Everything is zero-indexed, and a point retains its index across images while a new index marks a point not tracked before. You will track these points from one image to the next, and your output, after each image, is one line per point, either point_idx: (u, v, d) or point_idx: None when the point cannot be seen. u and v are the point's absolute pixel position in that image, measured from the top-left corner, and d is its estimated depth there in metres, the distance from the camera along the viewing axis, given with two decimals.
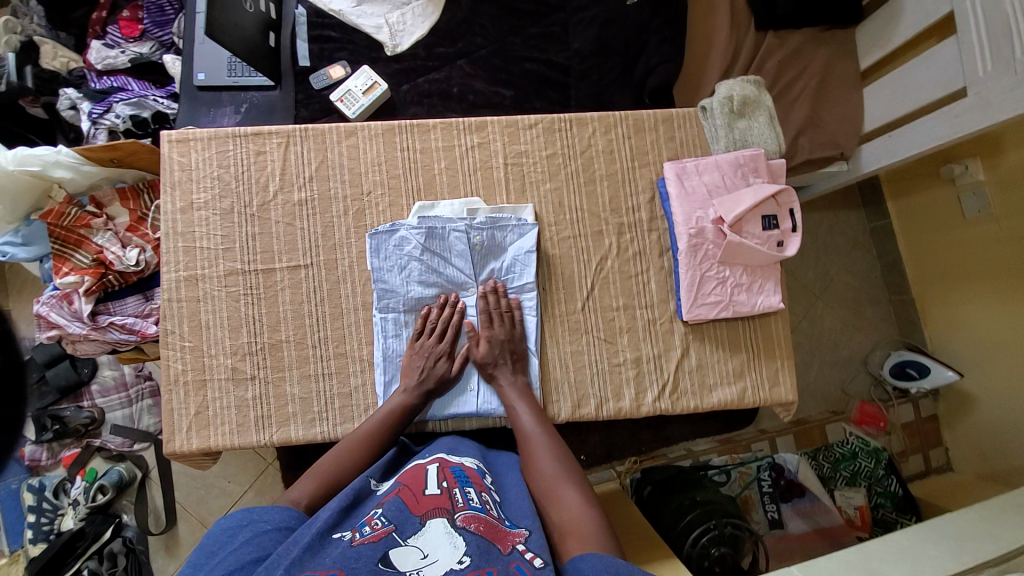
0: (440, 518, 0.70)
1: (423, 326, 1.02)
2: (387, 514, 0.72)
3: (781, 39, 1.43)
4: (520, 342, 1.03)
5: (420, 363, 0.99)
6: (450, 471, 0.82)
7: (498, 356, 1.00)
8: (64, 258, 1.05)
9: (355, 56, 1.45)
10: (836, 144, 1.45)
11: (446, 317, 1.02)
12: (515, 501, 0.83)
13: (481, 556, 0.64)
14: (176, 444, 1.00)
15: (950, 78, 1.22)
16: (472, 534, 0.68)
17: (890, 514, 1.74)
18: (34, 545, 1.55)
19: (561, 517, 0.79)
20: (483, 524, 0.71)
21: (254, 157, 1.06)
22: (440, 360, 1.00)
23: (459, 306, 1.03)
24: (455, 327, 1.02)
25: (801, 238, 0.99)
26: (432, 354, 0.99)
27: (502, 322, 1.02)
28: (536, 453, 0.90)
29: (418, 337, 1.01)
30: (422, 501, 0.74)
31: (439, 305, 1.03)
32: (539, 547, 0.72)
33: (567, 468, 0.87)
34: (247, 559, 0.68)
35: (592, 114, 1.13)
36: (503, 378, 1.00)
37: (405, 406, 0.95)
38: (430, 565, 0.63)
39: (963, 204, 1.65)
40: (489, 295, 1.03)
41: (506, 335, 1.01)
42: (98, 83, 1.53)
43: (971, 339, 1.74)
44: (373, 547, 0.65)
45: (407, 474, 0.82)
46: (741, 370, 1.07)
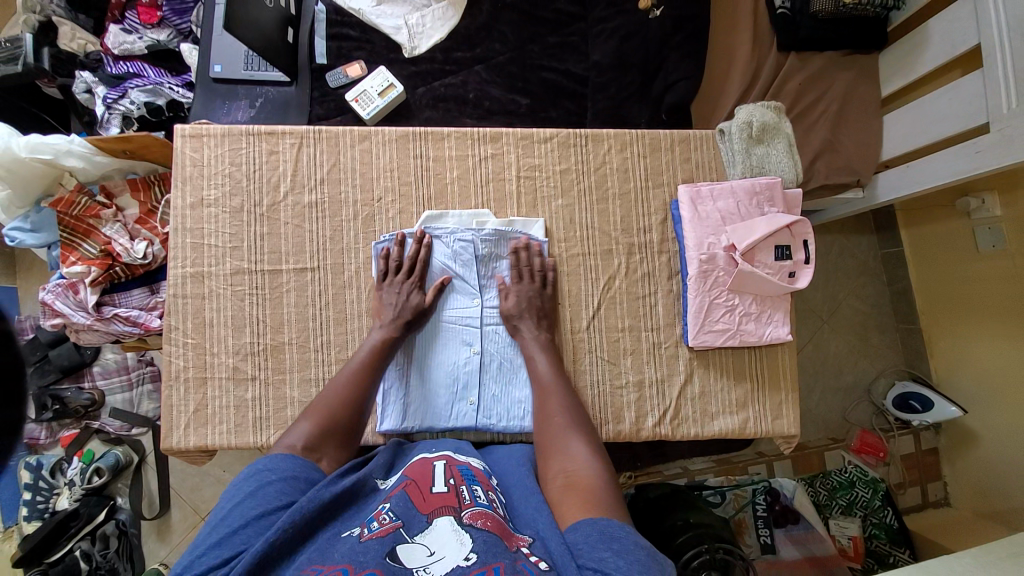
0: (446, 516, 0.67)
1: (387, 265, 1.01)
2: (394, 509, 0.68)
3: (803, 62, 1.41)
4: (549, 301, 1.03)
5: (390, 300, 0.99)
6: (456, 469, 0.82)
7: (524, 310, 1.01)
8: (72, 247, 1.05)
9: (373, 57, 1.44)
10: (854, 172, 1.43)
11: (412, 253, 1.02)
12: (525, 497, 0.78)
13: (488, 552, 0.61)
14: (174, 440, 1.00)
15: (973, 112, 1.19)
16: (479, 530, 0.65)
17: (883, 547, 1.73)
18: (29, 523, 1.57)
19: (567, 464, 0.80)
20: (491, 521, 0.68)
21: (266, 157, 1.05)
22: (412, 293, 1.00)
23: (426, 241, 1.02)
24: (422, 261, 1.02)
25: (813, 271, 0.98)
26: (402, 289, 0.99)
27: (531, 279, 1.03)
28: (552, 403, 0.92)
29: (384, 277, 1.01)
30: (429, 498, 0.71)
31: (402, 244, 1.02)
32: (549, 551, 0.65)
33: (578, 423, 0.88)
34: (251, 515, 0.64)
35: (609, 131, 1.11)
36: (526, 331, 1.00)
37: (385, 341, 0.96)
38: (437, 561, 0.60)
39: (977, 238, 1.62)
40: (530, 253, 1.04)
41: (536, 290, 1.02)
42: (114, 67, 1.53)
43: (977, 374, 1.71)
44: (380, 543, 0.62)
45: (412, 470, 0.81)
46: (744, 400, 1.06)
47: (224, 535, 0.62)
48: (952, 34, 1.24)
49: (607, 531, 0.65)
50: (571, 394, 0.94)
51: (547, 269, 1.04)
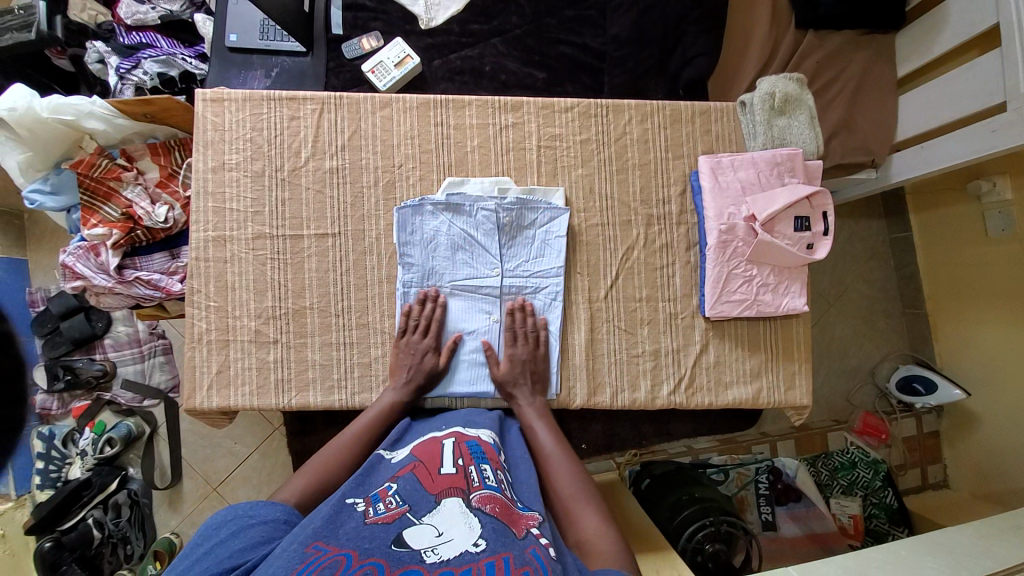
0: (455, 497, 0.70)
1: (406, 323, 1.01)
2: (401, 493, 0.71)
3: (822, 39, 1.40)
4: (542, 363, 1.02)
5: (407, 361, 0.99)
6: (465, 446, 0.83)
7: (519, 376, 1.00)
8: (92, 210, 1.05)
9: (389, 28, 1.43)
10: (869, 151, 1.43)
11: (429, 313, 1.01)
12: (530, 482, 0.83)
13: (497, 541, 0.63)
14: (196, 400, 1.01)
15: (991, 91, 1.19)
16: (487, 515, 0.68)
17: (882, 525, 1.76)
18: (41, 492, 1.59)
19: (579, 537, 0.78)
20: (499, 506, 0.71)
21: (288, 122, 1.05)
22: (427, 354, 0.99)
23: (442, 301, 1.02)
24: (438, 321, 1.01)
25: (832, 242, 0.99)
26: (418, 351, 0.99)
27: (527, 341, 1.02)
28: (554, 470, 0.89)
29: (403, 336, 1.01)
30: (436, 479, 0.74)
31: (422, 303, 1.01)
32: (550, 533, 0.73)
33: (583, 486, 0.86)
34: (233, 551, 0.66)
35: (629, 101, 1.11)
36: (522, 398, 0.99)
37: (395, 404, 0.96)
38: (445, 542, 0.63)
39: (987, 223, 1.63)
40: (517, 313, 1.03)
41: (529, 354, 1.01)
42: (126, 37, 1.50)
43: (983, 359, 1.72)
44: (387, 529, 0.65)
45: (422, 451, 0.83)
46: (758, 370, 1.07)
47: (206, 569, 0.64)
48: (970, 14, 1.23)
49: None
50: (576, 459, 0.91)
51: (539, 330, 1.03)
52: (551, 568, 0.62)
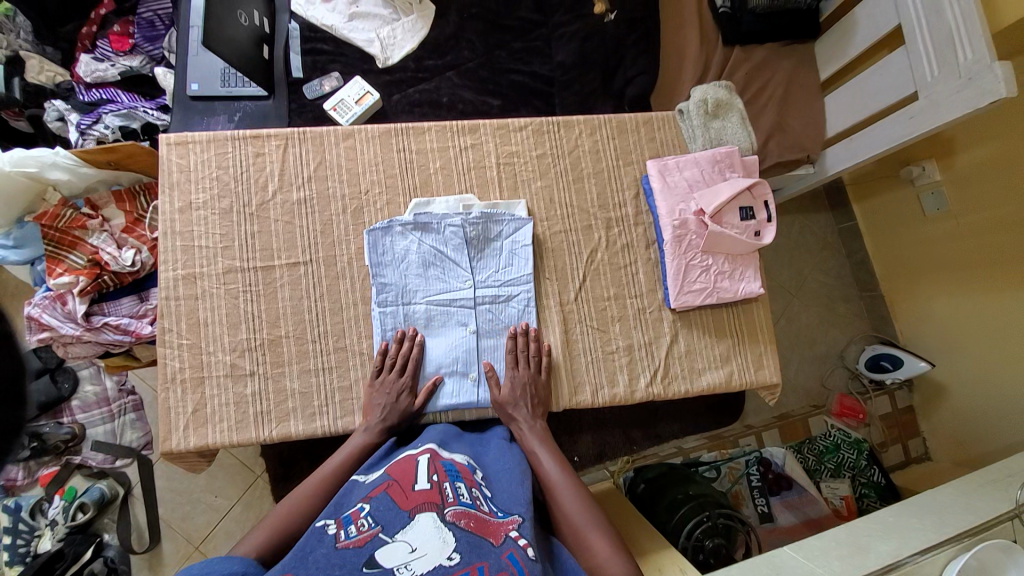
0: (429, 512, 0.71)
1: (383, 361, 1.02)
2: (373, 515, 0.71)
3: (747, 53, 1.55)
4: (543, 387, 1.05)
5: (380, 399, 0.99)
6: (440, 464, 0.84)
7: (520, 398, 1.02)
8: (58, 259, 1.05)
9: (348, 68, 1.50)
10: (803, 148, 1.56)
11: (405, 352, 1.03)
12: (508, 491, 0.85)
13: (472, 552, 0.66)
14: (173, 443, 0.99)
15: (902, 84, 1.33)
16: (461, 529, 0.69)
17: (874, 505, 1.78)
18: (9, 568, 1.45)
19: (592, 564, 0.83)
20: (473, 520, 0.72)
21: (253, 159, 1.08)
22: (403, 395, 1.00)
23: (419, 340, 1.04)
24: (415, 360, 1.02)
25: (776, 227, 1.07)
26: (393, 389, 1.00)
27: (529, 365, 1.05)
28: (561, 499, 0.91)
29: (378, 374, 1.02)
30: (410, 496, 0.74)
31: (401, 341, 1.04)
32: (531, 534, 0.76)
33: (590, 511, 0.89)
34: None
35: (578, 117, 1.19)
36: (522, 420, 1.01)
37: (363, 446, 0.95)
38: (419, 559, 0.63)
39: (923, 203, 1.77)
40: (518, 337, 1.07)
41: (530, 377, 1.04)
42: (86, 94, 1.54)
43: (941, 330, 1.83)
44: (358, 552, 0.64)
45: (396, 469, 0.83)
46: (728, 354, 1.12)
47: None
48: (875, 17, 1.39)
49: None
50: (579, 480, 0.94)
51: (543, 355, 1.06)
52: (528, 569, 0.67)
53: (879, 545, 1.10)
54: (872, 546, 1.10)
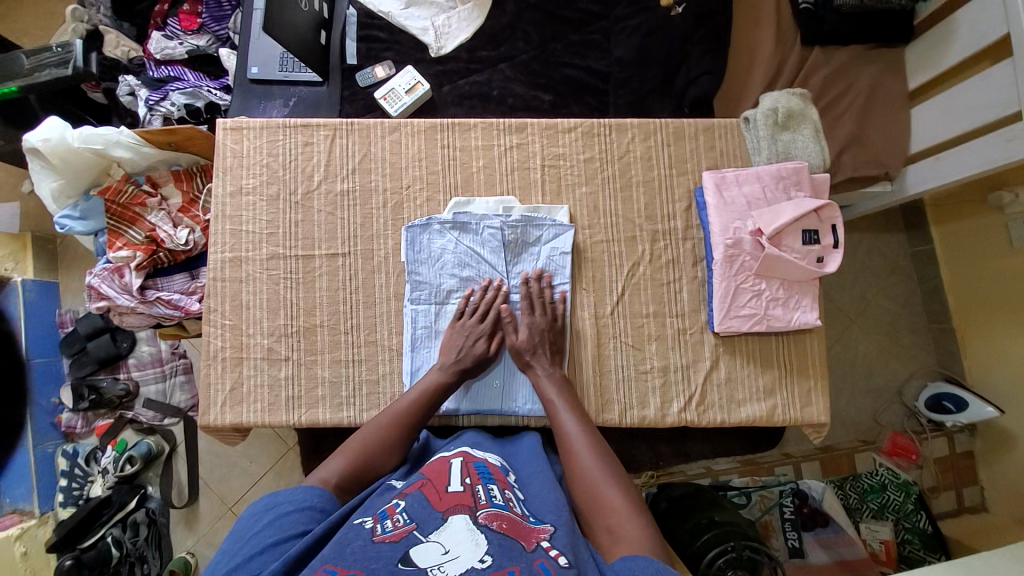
0: (461, 514, 0.71)
1: (466, 306, 1.03)
2: (408, 510, 0.72)
3: (827, 55, 1.41)
4: (560, 334, 1.03)
5: (459, 341, 1.00)
6: (473, 466, 0.84)
7: (538, 345, 1.00)
8: (118, 233, 1.12)
9: (401, 57, 1.49)
10: (881, 163, 1.41)
11: (488, 300, 1.03)
12: (541, 496, 0.82)
13: (504, 555, 0.64)
14: (210, 417, 1.03)
15: (1006, 99, 1.17)
16: (493, 531, 0.68)
17: (917, 552, 1.66)
18: (64, 509, 1.62)
19: (607, 520, 0.77)
20: (506, 522, 0.71)
21: (302, 148, 1.09)
22: (480, 339, 1.00)
23: (502, 291, 1.04)
24: (496, 308, 1.02)
25: (842, 255, 0.97)
26: (472, 334, 1.00)
27: (545, 312, 1.02)
28: (579, 455, 0.87)
29: (459, 317, 1.03)
30: (444, 497, 0.74)
31: (485, 289, 1.04)
32: (566, 543, 0.71)
33: (610, 468, 0.85)
34: (268, 543, 0.70)
35: (632, 120, 1.13)
36: (539, 367, 0.99)
37: (436, 383, 0.96)
38: (452, 561, 0.63)
39: (1012, 233, 1.59)
40: (531, 284, 1.04)
41: (547, 324, 1.02)
42: (156, 71, 1.60)
43: (1014, 374, 1.65)
44: (394, 547, 0.65)
45: (430, 470, 0.83)
46: (772, 387, 1.05)
47: (244, 558, 0.68)
48: (979, 25, 1.22)
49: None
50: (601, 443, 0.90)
51: (558, 304, 1.04)
52: None
53: None
54: None
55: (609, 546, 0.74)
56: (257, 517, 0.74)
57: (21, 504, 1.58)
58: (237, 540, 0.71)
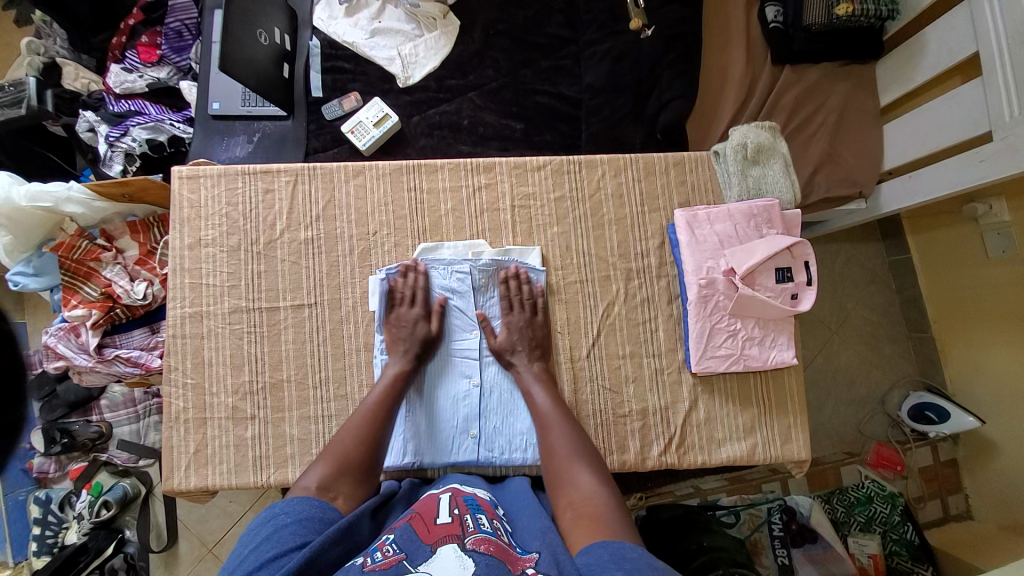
0: (450, 543, 0.66)
1: (394, 297, 1.01)
2: (397, 542, 0.67)
3: (797, 75, 1.40)
4: (542, 332, 1.02)
5: (397, 330, 0.99)
6: (461, 499, 0.80)
7: (517, 342, 1.00)
8: (73, 290, 1.07)
9: (368, 88, 1.45)
10: (855, 183, 1.41)
11: (413, 282, 1.02)
12: (530, 524, 0.78)
13: (491, 574, 0.60)
14: (175, 481, 0.99)
15: (975, 120, 1.17)
16: (482, 554, 0.64)
17: (904, 564, 1.66)
18: (38, 559, 1.55)
19: (574, 498, 0.80)
20: (493, 546, 0.67)
21: (262, 195, 1.06)
22: (419, 322, 1.00)
23: (424, 270, 1.03)
24: (424, 289, 1.02)
25: (816, 292, 0.96)
26: (408, 319, 0.99)
27: (523, 309, 1.02)
28: (552, 433, 0.91)
29: (392, 309, 1.01)
30: (433, 529, 0.69)
31: (405, 274, 1.03)
32: (553, 564, 0.67)
33: (579, 447, 0.88)
34: (266, 557, 0.64)
35: (602, 156, 1.11)
36: (520, 364, 0.99)
37: (399, 373, 0.95)
38: None
39: (987, 244, 1.59)
40: (512, 281, 1.03)
41: (527, 321, 1.01)
42: (115, 105, 1.54)
43: (994, 383, 1.66)
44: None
45: (420, 505, 0.78)
46: (751, 425, 1.03)
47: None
48: (949, 43, 1.23)
49: (615, 554, 0.66)
50: (573, 423, 0.93)
51: (537, 298, 1.03)
52: None
53: None
54: None
55: (574, 520, 0.77)
56: (254, 532, 0.69)
57: None
58: (237, 554, 0.67)
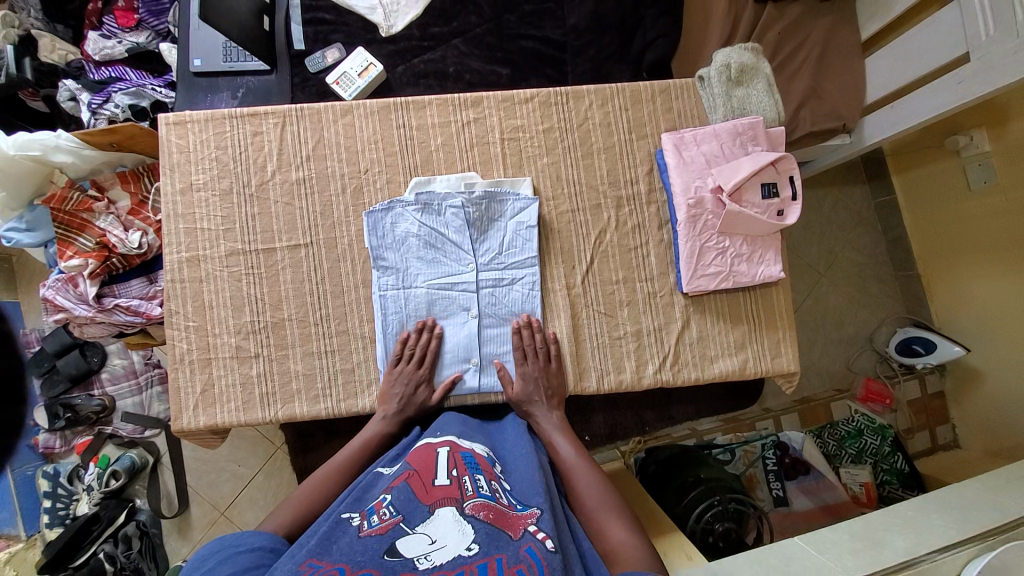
0: (448, 507, 0.66)
1: (401, 352, 1.00)
2: (394, 504, 0.67)
3: (781, 10, 1.37)
4: (555, 379, 1.02)
5: (398, 390, 0.98)
6: (459, 457, 0.78)
7: (533, 393, 0.99)
8: (67, 242, 1.08)
9: (350, 39, 1.43)
10: (839, 116, 1.40)
11: (424, 343, 1.01)
12: (527, 483, 0.79)
13: (491, 543, 0.61)
14: (183, 422, 1.01)
15: (953, 44, 1.17)
16: (480, 522, 0.64)
17: (895, 491, 1.70)
18: (51, 531, 1.53)
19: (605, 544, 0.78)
20: (492, 512, 0.67)
21: (252, 138, 1.06)
22: (420, 386, 0.99)
23: (437, 331, 1.02)
24: (434, 351, 1.01)
25: (801, 206, 0.99)
26: (410, 381, 0.98)
27: (537, 358, 1.01)
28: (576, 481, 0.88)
29: (396, 364, 1.00)
30: (431, 491, 0.69)
31: (420, 331, 1.02)
32: (551, 527, 0.69)
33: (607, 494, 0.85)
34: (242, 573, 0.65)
35: (589, 87, 1.12)
36: (539, 414, 0.98)
37: (379, 435, 0.94)
38: (439, 550, 0.60)
39: (969, 177, 1.62)
40: (524, 331, 1.03)
41: (541, 371, 1.01)
42: (95, 73, 1.49)
43: (980, 315, 1.70)
44: (380, 542, 0.61)
45: (417, 459, 0.78)
46: (742, 342, 1.07)
47: None
48: None
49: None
50: (601, 473, 0.89)
51: (549, 346, 1.03)
52: (547, 563, 0.60)
53: (895, 539, 1.03)
54: (889, 540, 1.03)
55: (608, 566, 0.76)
56: (204, 560, 0.68)
57: (7, 528, 1.53)
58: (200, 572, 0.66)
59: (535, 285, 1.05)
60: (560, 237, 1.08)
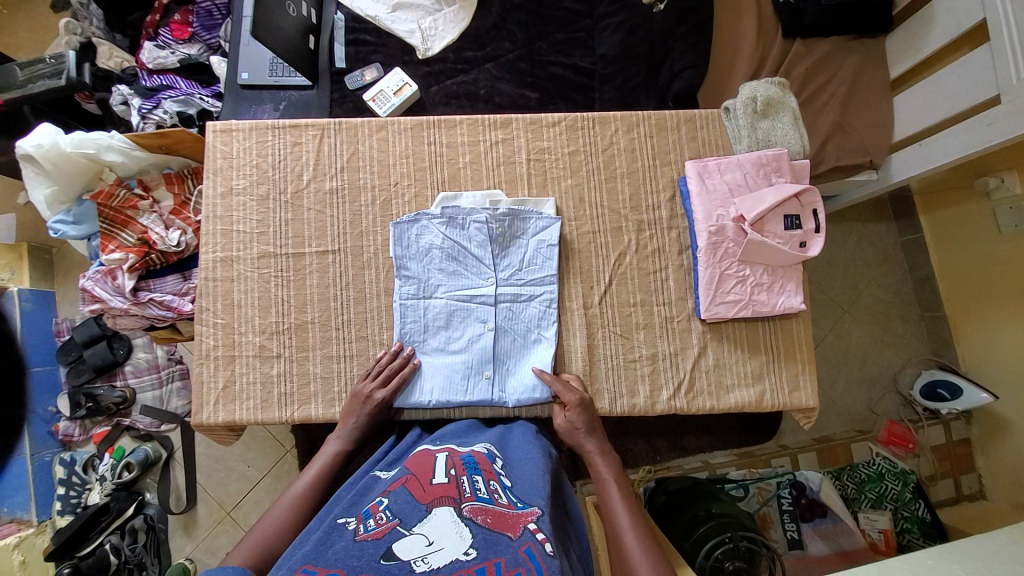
0: (446, 506, 0.66)
1: (371, 368, 1.02)
2: (392, 508, 0.68)
3: (808, 48, 1.40)
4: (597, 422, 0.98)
5: (356, 404, 0.98)
6: (458, 459, 0.80)
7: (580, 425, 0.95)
8: (110, 237, 1.15)
9: (388, 59, 1.51)
10: (865, 152, 1.40)
11: (395, 365, 1.01)
12: (530, 482, 0.79)
13: (488, 547, 0.59)
14: (203, 416, 1.04)
15: (983, 86, 1.17)
16: (479, 525, 0.63)
17: (916, 541, 1.61)
18: (61, 518, 1.57)
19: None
20: (490, 516, 0.66)
21: (291, 148, 1.11)
22: (374, 405, 0.97)
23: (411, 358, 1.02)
24: (402, 376, 1.00)
25: (824, 239, 0.99)
26: (369, 399, 0.98)
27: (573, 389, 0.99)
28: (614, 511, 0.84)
29: (364, 378, 1.01)
30: (428, 490, 0.71)
31: (396, 352, 1.03)
32: (550, 529, 0.68)
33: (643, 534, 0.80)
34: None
35: (615, 113, 1.15)
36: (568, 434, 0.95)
37: (337, 453, 0.93)
38: (436, 551, 0.58)
39: (999, 219, 1.59)
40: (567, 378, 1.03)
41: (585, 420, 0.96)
42: (147, 80, 1.59)
43: (1009, 361, 1.64)
44: (374, 545, 0.60)
45: (414, 465, 0.79)
46: (760, 372, 1.06)
47: None
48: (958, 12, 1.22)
49: None
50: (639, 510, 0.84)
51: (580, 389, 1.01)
52: (546, 566, 0.59)
53: None
54: None
55: None
56: None
57: (20, 512, 1.54)
58: None
59: (553, 303, 1.06)
60: (579, 257, 1.09)
